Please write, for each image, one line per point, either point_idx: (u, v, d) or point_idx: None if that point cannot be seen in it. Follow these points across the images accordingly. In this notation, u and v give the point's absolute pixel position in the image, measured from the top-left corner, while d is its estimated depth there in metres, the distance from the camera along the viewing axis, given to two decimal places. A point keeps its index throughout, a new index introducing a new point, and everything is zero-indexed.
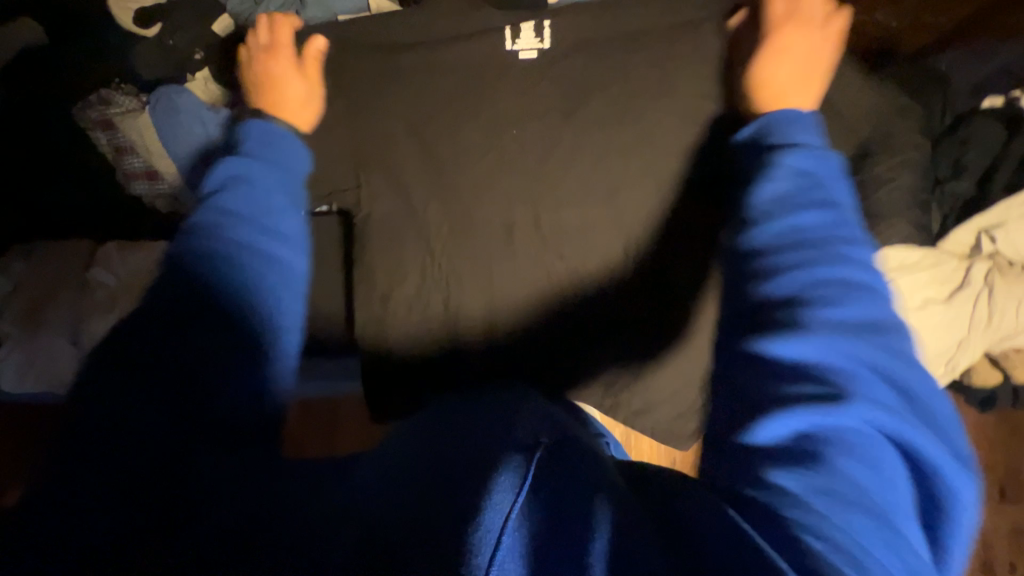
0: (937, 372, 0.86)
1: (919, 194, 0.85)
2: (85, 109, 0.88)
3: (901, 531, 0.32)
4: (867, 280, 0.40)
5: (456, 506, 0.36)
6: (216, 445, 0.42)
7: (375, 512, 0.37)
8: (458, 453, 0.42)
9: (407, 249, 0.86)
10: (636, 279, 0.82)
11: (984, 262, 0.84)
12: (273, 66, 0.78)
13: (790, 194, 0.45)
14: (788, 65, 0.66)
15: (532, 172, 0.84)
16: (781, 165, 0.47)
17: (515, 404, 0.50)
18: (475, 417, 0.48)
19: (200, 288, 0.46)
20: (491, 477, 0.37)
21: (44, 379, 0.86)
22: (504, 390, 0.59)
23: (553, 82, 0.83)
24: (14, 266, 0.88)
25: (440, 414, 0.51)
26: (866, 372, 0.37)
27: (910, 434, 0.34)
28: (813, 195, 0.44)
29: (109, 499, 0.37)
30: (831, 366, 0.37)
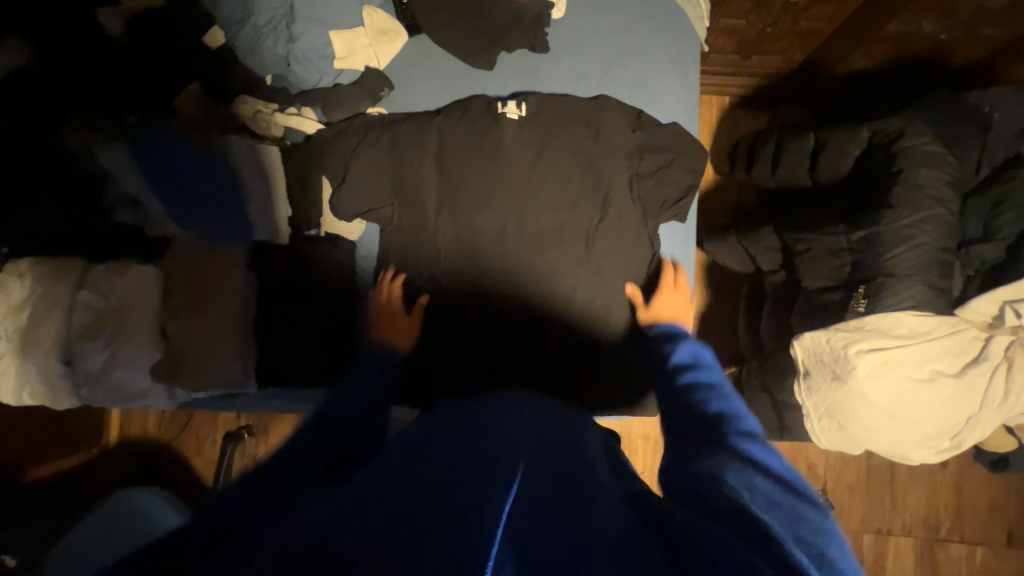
0: (942, 447, 0.82)
1: (938, 255, 0.79)
2: (66, 136, 0.89)
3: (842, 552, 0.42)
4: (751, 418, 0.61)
5: (469, 520, 0.43)
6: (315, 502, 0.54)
7: (389, 529, 0.43)
8: (457, 489, 0.49)
9: (412, 284, 0.97)
10: (616, 311, 0.97)
11: (1006, 336, 0.77)
12: (393, 315, 0.92)
13: (688, 365, 0.70)
14: (668, 301, 0.92)
15: (514, 229, 0.97)
16: (677, 350, 0.73)
17: (501, 433, 0.60)
18: (468, 448, 0.58)
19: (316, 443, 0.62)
20: (489, 503, 0.45)
21: (41, 396, 0.89)
22: (496, 415, 0.68)
23: (547, 145, 0.98)
24: (7, 288, 0.88)
25: (431, 445, 0.61)
26: (770, 445, 0.55)
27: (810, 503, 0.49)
28: (701, 361, 0.70)
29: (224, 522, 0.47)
30: (752, 449, 0.53)
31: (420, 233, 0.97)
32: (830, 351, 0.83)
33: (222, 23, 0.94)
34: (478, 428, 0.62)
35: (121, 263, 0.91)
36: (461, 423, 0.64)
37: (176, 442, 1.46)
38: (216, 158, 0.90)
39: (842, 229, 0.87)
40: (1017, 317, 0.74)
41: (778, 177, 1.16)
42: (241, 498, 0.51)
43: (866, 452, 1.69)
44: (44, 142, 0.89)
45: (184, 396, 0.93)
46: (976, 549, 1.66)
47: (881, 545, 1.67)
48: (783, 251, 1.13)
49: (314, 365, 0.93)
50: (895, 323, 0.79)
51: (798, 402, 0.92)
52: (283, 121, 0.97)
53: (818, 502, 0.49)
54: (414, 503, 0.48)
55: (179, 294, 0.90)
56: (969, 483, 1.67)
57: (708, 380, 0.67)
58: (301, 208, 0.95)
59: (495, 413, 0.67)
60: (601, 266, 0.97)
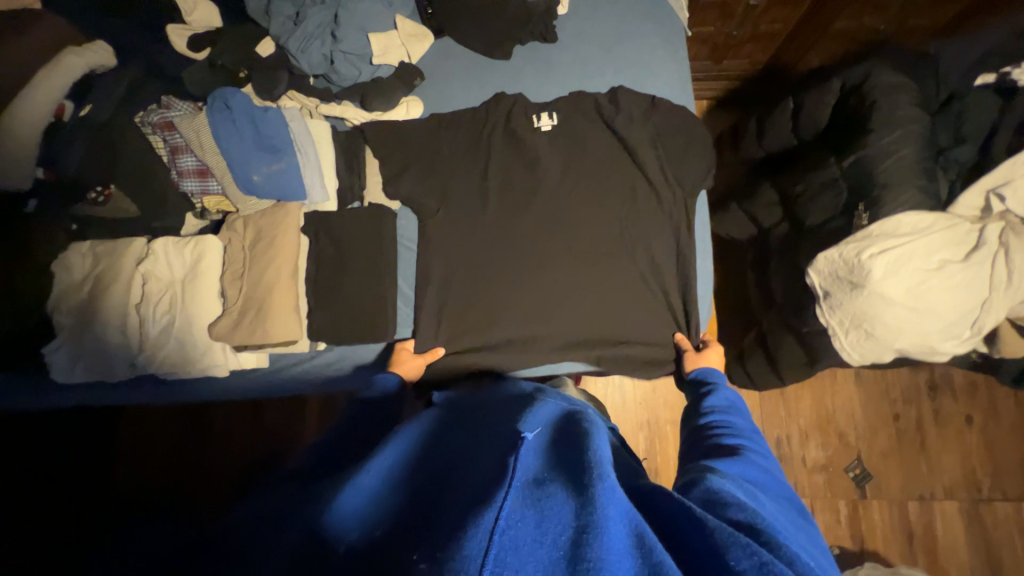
0: (964, 336, 0.88)
1: (922, 162, 0.91)
2: (147, 113, 0.91)
3: (806, 552, 0.56)
4: (760, 449, 0.76)
5: (484, 499, 0.52)
6: (333, 480, 0.64)
7: (431, 529, 0.53)
8: (476, 475, 0.59)
9: (458, 253, 1.06)
10: (632, 274, 1.09)
11: (997, 222, 0.84)
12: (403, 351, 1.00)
13: (720, 407, 0.87)
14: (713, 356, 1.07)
15: (540, 203, 1.09)
16: (716, 394, 0.91)
17: (509, 420, 0.71)
18: (483, 440, 0.68)
19: (335, 458, 0.74)
20: (498, 479, 0.54)
21: (94, 367, 0.91)
22: (497, 410, 0.78)
23: (564, 130, 1.11)
24: (76, 263, 0.93)
25: (448, 440, 0.72)
26: (764, 474, 0.70)
27: (788, 513, 0.63)
28: (733, 407, 0.87)
29: (263, 524, 0.57)
30: (743, 475, 0.67)
31: (462, 203, 1.08)
32: (845, 262, 0.91)
33: (274, 34, 1.07)
34: (523, 415, 0.72)
35: (179, 239, 0.95)
36: (509, 414, 0.75)
37: (200, 455, 1.42)
38: (278, 122, 0.92)
39: (832, 161, 1.01)
40: (1002, 202, 0.84)
41: (766, 144, 1.30)
42: (288, 504, 0.61)
43: (893, 417, 1.70)
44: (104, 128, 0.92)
45: (235, 360, 0.95)
46: (1021, 506, 1.64)
47: (927, 512, 1.64)
48: (783, 203, 1.23)
49: (368, 324, 0.99)
50: (897, 225, 0.88)
51: (823, 323, 0.99)
52: (326, 111, 1.10)
53: (796, 522, 0.62)
54: (464, 486, 0.58)
55: (237, 261, 0.93)
56: (999, 438, 1.68)
57: (736, 422, 0.83)
58: (346, 181, 1.04)
59: (494, 409, 0.79)
60: (600, 254, 1.09)
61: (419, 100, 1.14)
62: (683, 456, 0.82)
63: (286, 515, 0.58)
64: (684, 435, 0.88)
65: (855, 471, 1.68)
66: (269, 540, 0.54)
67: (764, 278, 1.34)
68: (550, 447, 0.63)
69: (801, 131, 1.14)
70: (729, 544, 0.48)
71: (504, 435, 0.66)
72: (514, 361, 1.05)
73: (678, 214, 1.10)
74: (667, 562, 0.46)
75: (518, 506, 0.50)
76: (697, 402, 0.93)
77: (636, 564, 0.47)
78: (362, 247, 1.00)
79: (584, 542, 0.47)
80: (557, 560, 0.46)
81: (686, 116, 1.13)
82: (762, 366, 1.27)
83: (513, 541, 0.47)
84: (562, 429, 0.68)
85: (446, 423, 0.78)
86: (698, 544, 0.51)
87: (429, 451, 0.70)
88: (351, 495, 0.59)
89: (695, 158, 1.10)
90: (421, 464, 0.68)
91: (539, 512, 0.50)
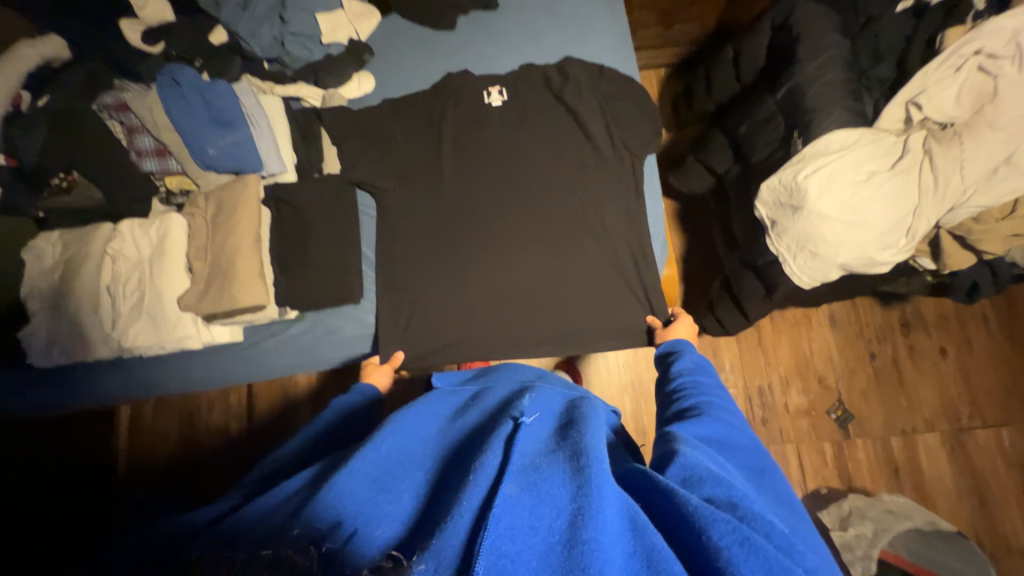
0: (901, 244, 0.92)
1: (848, 84, 0.95)
2: (101, 96, 0.98)
3: (789, 525, 0.59)
4: (734, 410, 0.77)
5: (479, 489, 0.53)
6: (310, 470, 0.62)
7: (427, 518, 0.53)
8: (469, 457, 0.59)
9: (417, 216, 1.09)
10: (589, 226, 1.10)
11: (918, 132, 0.90)
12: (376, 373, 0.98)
13: (691, 369, 0.88)
14: (683, 326, 1.06)
15: (493, 163, 1.12)
16: (685, 357, 0.91)
17: (503, 404, 0.70)
18: (475, 424, 0.68)
19: (310, 447, 0.74)
20: (491, 467, 0.55)
21: (70, 349, 0.95)
22: (486, 392, 0.78)
23: (512, 91, 1.14)
24: (46, 250, 0.97)
25: (436, 419, 0.71)
26: (745, 442, 0.72)
27: (768, 484, 0.66)
28: (703, 368, 0.88)
29: (250, 520, 0.52)
30: (727, 445, 0.69)
31: (418, 167, 1.11)
32: (786, 187, 0.96)
33: (223, 20, 1.07)
34: (522, 394, 0.73)
35: (145, 219, 0.99)
36: (506, 397, 0.74)
37: (199, 444, 1.49)
38: (229, 96, 0.95)
39: (769, 97, 1.05)
40: (919, 110, 0.89)
41: (714, 95, 1.35)
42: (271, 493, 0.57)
43: (869, 356, 1.74)
44: (57, 118, 0.93)
45: (207, 331, 0.99)
46: (1000, 432, 1.67)
47: (910, 446, 1.67)
48: (732, 147, 1.27)
49: (337, 288, 1.02)
50: (827, 144, 0.92)
51: (774, 252, 1.03)
52: (281, 92, 1.13)
53: (776, 491, 0.66)
54: (457, 472, 0.58)
55: (204, 234, 0.98)
56: (973, 367, 1.72)
57: (709, 382, 0.84)
58: (304, 154, 1.07)
59: (491, 390, 0.79)
60: (555, 209, 1.10)
61: (371, 75, 1.18)
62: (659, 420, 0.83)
63: (273, 506, 0.55)
64: (657, 398, 0.88)
65: (837, 412, 1.71)
66: (258, 530, 0.49)
67: (726, 224, 1.38)
68: (545, 430, 0.65)
69: (743, 75, 1.19)
70: (713, 522, 0.50)
71: (498, 416, 0.66)
72: (482, 315, 1.08)
73: (627, 172, 1.10)
74: (659, 543, 0.49)
75: (514, 491, 0.52)
76: (665, 366, 0.93)
77: (630, 548, 0.49)
78: (324, 218, 1.04)
79: (580, 525, 0.48)
80: (553, 545, 0.48)
81: (629, 72, 1.18)
82: (728, 308, 1.31)
83: (508, 530, 0.48)
84: (562, 415, 0.70)
85: (441, 406, 0.76)
86: (684, 523, 0.52)
87: (416, 426, 0.68)
88: (346, 483, 0.55)
89: (642, 105, 1.11)
90: (418, 448, 0.64)
91: (532, 500, 0.51)
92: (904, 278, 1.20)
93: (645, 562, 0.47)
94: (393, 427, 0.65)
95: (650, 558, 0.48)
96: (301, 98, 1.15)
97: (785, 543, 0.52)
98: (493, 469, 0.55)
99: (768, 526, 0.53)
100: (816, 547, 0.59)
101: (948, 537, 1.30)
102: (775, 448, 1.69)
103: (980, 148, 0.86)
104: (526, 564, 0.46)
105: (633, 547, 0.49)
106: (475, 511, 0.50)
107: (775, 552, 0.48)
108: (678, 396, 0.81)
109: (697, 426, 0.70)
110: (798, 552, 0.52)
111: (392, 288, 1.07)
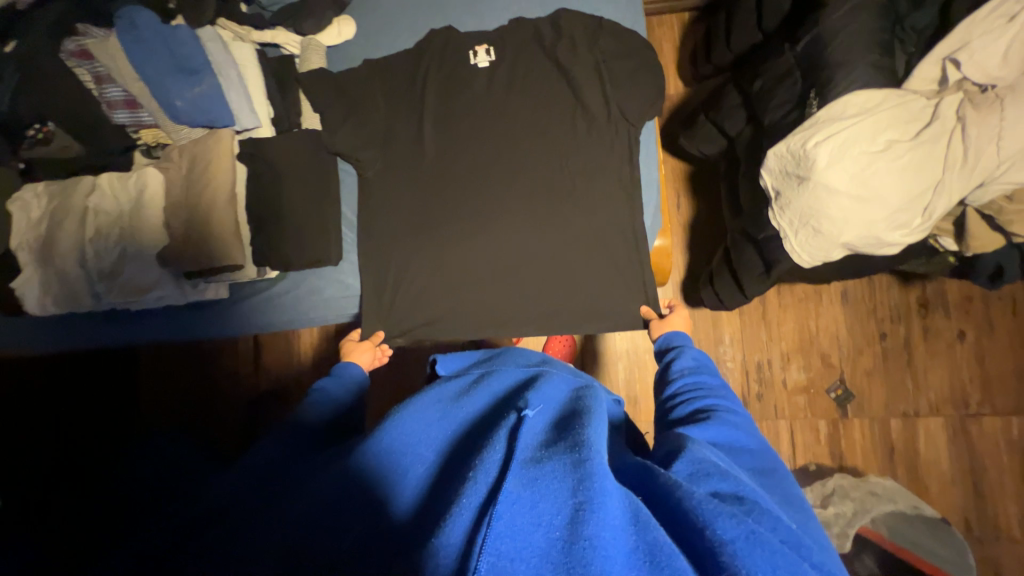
0: (914, 224, 0.83)
1: (879, 35, 0.82)
2: (62, 38, 0.89)
3: (805, 529, 0.56)
4: (742, 410, 0.74)
5: (479, 487, 0.53)
6: (305, 471, 0.64)
7: (428, 513, 0.54)
8: (472, 456, 0.60)
9: (397, 178, 1.05)
10: (578, 194, 1.03)
11: (953, 96, 0.79)
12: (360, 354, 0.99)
13: (693, 364, 0.83)
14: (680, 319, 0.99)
15: (479, 122, 1.05)
16: (685, 355, 0.86)
17: (505, 403, 0.71)
18: (478, 424, 0.69)
19: (297, 429, 0.76)
20: (492, 466, 0.55)
21: (61, 299, 0.99)
22: (486, 384, 0.78)
23: (501, 41, 1.05)
24: (32, 203, 0.99)
25: (440, 412, 0.72)
26: (755, 441, 0.68)
27: (784, 484, 0.62)
28: (704, 364, 0.84)
29: (247, 516, 0.55)
30: (737, 446, 0.66)
31: (399, 125, 1.05)
32: (793, 155, 0.87)
33: None
34: (527, 389, 0.73)
35: (124, 174, 0.99)
36: (511, 391, 0.75)
37: (205, 390, 1.57)
38: (190, 40, 0.89)
39: (787, 48, 0.93)
40: (957, 69, 0.78)
41: (733, 47, 1.21)
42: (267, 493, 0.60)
43: (879, 337, 1.66)
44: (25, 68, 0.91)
45: (191, 289, 1.01)
46: (1011, 421, 1.61)
47: (909, 428, 1.63)
48: (746, 106, 1.15)
49: (315, 251, 1.02)
50: (844, 107, 0.82)
51: (775, 227, 0.95)
52: (256, 38, 1.04)
53: (791, 491, 0.62)
54: (458, 472, 0.58)
55: (178, 190, 0.97)
56: (991, 353, 1.62)
57: (711, 380, 0.80)
58: (282, 109, 1.03)
59: (496, 378, 0.81)
60: (541, 173, 1.03)
61: (352, 19, 1.09)
62: (658, 418, 0.79)
63: (273, 504, 0.57)
64: (656, 395, 0.84)
65: (837, 391, 1.66)
66: (257, 531, 0.52)
67: (732, 192, 1.28)
68: (549, 422, 0.65)
69: (764, 23, 1.05)
70: (717, 516, 0.48)
71: (503, 413, 0.67)
72: (461, 282, 1.05)
73: (623, 141, 1.02)
74: (663, 539, 0.47)
75: (514, 487, 0.51)
76: (664, 367, 0.87)
77: (631, 541, 0.47)
78: (304, 178, 1.02)
79: (580, 518, 0.47)
80: (553, 541, 0.47)
81: (632, 20, 1.06)
82: (726, 283, 1.24)
83: (507, 528, 0.47)
84: (565, 405, 0.70)
85: (445, 396, 0.77)
86: (684, 518, 0.50)
87: (418, 421, 0.69)
88: (346, 490, 0.57)
89: (642, 60, 1.01)
90: (423, 444, 0.65)
91: (531, 496, 0.50)
92: (920, 257, 1.10)
93: (648, 558, 0.45)
94: (394, 424, 0.67)
95: (652, 554, 0.46)
96: (280, 45, 1.07)
97: (795, 540, 0.49)
98: (494, 467, 0.55)
99: (777, 522, 0.51)
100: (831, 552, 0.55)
101: (930, 523, 1.29)
102: (767, 423, 1.68)
103: (1023, 118, 0.76)
104: (526, 563, 0.45)
105: (636, 543, 0.47)
106: (476, 510, 0.50)
107: (781, 549, 0.46)
108: (680, 401, 0.76)
109: (705, 429, 0.67)
110: (808, 548, 0.49)
111: (369, 252, 1.05)
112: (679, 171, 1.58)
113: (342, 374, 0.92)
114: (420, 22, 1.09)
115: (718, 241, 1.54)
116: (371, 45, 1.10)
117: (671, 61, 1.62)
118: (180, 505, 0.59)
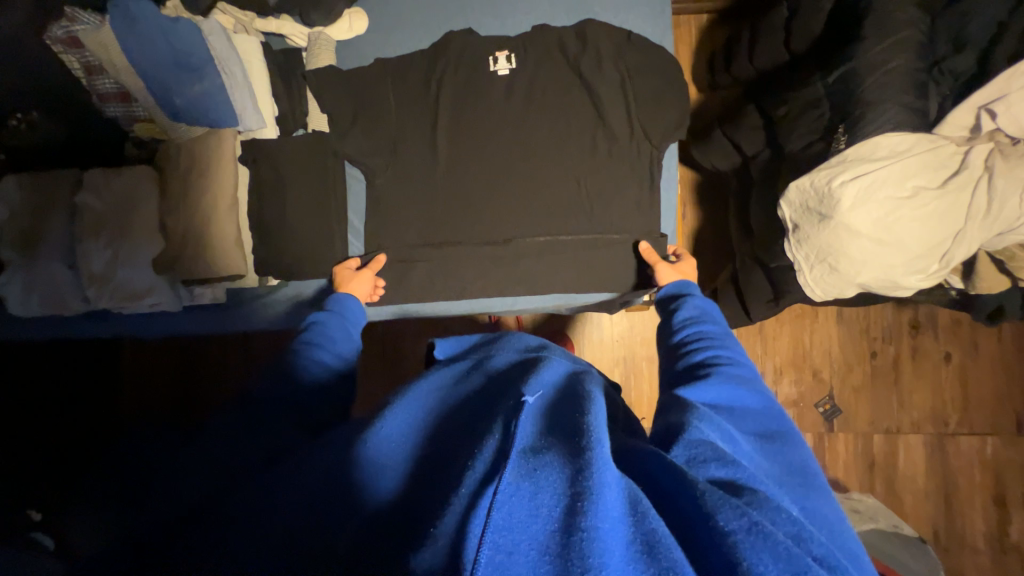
0: (931, 270, 0.84)
1: (915, 75, 0.81)
2: (50, 25, 0.86)
3: (814, 504, 0.51)
4: (755, 372, 0.67)
5: (474, 485, 0.49)
6: (291, 456, 0.60)
7: (418, 514, 0.50)
8: (468, 449, 0.55)
9: (408, 187, 1.02)
10: (594, 215, 1.03)
11: (984, 144, 0.80)
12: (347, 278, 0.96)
13: (696, 317, 0.79)
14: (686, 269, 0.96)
15: (498, 133, 1.03)
16: (686, 306, 0.82)
17: (505, 388, 0.65)
18: (476, 408, 0.64)
19: (280, 405, 0.70)
20: (489, 460, 0.51)
21: (45, 300, 0.93)
22: (484, 368, 0.73)
23: (523, 50, 1.03)
24: (9, 196, 0.92)
25: (437, 401, 0.68)
26: (763, 404, 0.62)
27: (800, 456, 0.56)
28: (707, 315, 0.79)
29: (231, 509, 0.52)
30: (745, 417, 0.61)
31: (413, 132, 1.02)
32: (817, 191, 0.85)
33: None
34: (527, 369, 0.67)
35: (115, 168, 0.93)
36: (510, 371, 0.70)
37: (188, 386, 1.50)
38: (193, 36, 0.87)
39: (818, 77, 0.90)
40: (993, 119, 0.78)
41: (756, 62, 1.15)
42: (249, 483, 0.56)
43: (870, 355, 1.70)
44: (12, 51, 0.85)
45: (188, 295, 0.97)
46: (986, 441, 1.68)
47: (891, 444, 1.69)
48: (767, 127, 1.12)
49: (321, 261, 0.98)
50: (875, 148, 0.81)
51: (790, 259, 0.94)
52: (262, 27, 0.99)
53: (803, 459, 0.56)
54: (455, 465, 0.54)
55: (174, 189, 0.92)
56: (975, 375, 1.68)
57: (714, 331, 0.75)
58: (287, 105, 0.99)
59: (501, 361, 0.74)
60: (557, 189, 1.02)
61: (364, 11, 1.03)
62: (663, 371, 0.75)
63: (255, 491, 0.54)
64: (661, 347, 0.80)
65: (825, 406, 1.70)
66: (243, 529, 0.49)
67: (743, 211, 1.27)
68: (548, 402, 0.60)
69: (794, 43, 1.01)
70: (719, 505, 0.44)
71: (503, 399, 0.62)
72: (470, 294, 1.03)
73: (643, 165, 1.02)
74: (661, 529, 0.44)
75: (513, 477, 0.46)
76: (668, 316, 0.83)
77: (629, 533, 0.44)
78: (312, 183, 0.98)
79: (579, 511, 0.43)
80: (551, 533, 0.43)
81: (658, 36, 1.04)
82: (732, 304, 1.24)
83: (506, 520, 0.43)
84: (563, 386, 0.64)
85: (443, 382, 0.71)
86: (689, 506, 0.46)
87: (409, 409, 0.64)
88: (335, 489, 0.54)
89: (665, 82, 1.01)
90: (420, 438, 0.62)
91: (532, 486, 0.46)
92: (925, 291, 1.11)
93: (645, 550, 0.43)
94: (391, 414, 0.62)
95: (650, 546, 0.43)
96: (285, 36, 1.01)
97: (797, 530, 0.44)
98: (493, 458, 0.51)
99: (777, 513, 0.45)
100: (847, 544, 0.50)
101: (910, 543, 1.35)
102: None
103: None
104: (525, 558, 0.42)
105: (632, 535, 0.44)
106: (471, 495, 0.48)
107: (787, 542, 0.41)
108: (683, 353, 0.72)
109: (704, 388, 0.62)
110: (813, 541, 0.44)
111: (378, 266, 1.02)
112: (689, 183, 1.56)
113: (340, 301, 0.92)
114: (438, 23, 1.05)
115: (722, 256, 1.53)
116: (382, 41, 1.04)
117: (687, 65, 1.55)
118: (167, 506, 0.55)
